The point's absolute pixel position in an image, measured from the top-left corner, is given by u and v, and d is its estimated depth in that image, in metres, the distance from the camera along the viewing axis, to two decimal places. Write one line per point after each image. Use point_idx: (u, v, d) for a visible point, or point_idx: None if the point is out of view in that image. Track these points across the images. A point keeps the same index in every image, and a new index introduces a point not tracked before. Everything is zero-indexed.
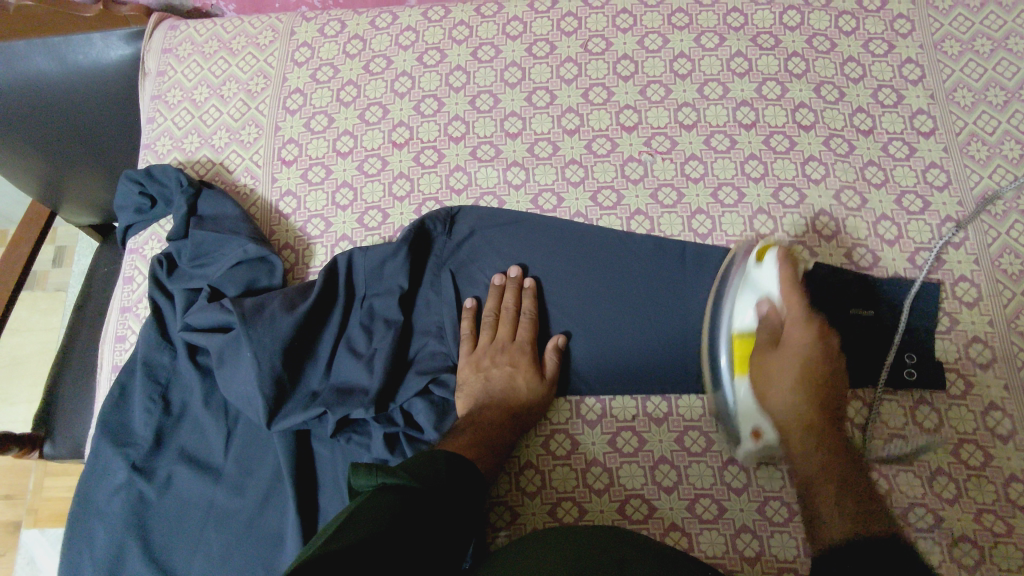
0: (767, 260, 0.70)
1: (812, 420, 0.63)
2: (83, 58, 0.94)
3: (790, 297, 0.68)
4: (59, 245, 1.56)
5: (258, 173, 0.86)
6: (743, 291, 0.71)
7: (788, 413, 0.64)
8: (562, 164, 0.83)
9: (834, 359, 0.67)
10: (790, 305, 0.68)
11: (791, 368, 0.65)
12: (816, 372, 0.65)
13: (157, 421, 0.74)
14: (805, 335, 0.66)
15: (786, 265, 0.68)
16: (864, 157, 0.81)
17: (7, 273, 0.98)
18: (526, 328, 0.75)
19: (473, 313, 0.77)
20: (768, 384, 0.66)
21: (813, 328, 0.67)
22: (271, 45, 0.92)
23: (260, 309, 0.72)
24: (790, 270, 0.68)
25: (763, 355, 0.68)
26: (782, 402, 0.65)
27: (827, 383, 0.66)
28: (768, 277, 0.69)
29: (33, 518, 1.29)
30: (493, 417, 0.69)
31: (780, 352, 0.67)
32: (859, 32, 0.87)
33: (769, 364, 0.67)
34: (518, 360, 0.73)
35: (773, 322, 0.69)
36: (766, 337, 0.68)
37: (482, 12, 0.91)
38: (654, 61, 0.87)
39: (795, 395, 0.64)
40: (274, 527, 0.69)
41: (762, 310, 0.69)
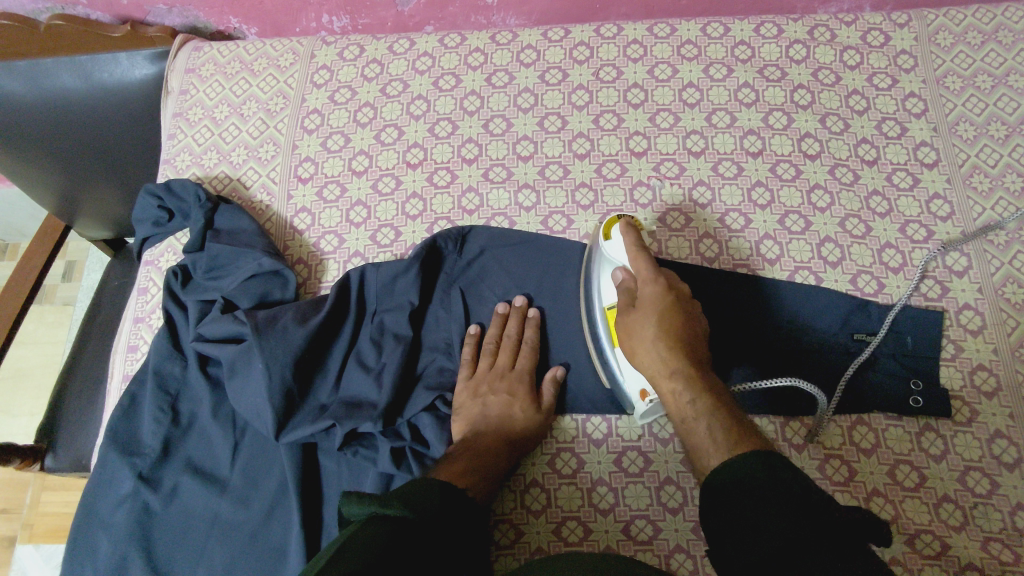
0: (614, 235, 0.72)
1: (678, 367, 0.64)
2: (107, 76, 0.96)
3: (636, 258, 0.70)
4: (69, 260, 1.57)
5: (274, 190, 0.88)
6: (604, 269, 0.73)
7: (657, 363, 0.65)
8: (572, 188, 0.85)
9: (690, 307, 0.68)
10: (638, 266, 0.69)
11: (650, 322, 0.67)
12: (672, 321, 0.66)
13: (165, 431, 0.75)
14: (658, 295, 0.68)
15: (630, 233, 0.71)
16: (868, 186, 0.83)
17: (21, 284, 1.01)
18: (526, 357, 0.76)
19: (475, 340, 0.78)
20: (633, 343, 0.67)
21: (660, 282, 0.68)
22: (291, 67, 0.95)
23: (272, 323, 0.73)
24: (634, 238, 0.70)
25: (625, 316, 0.69)
26: (649, 358, 0.66)
27: (687, 329, 0.66)
28: (619, 249, 0.72)
29: (28, 533, 1.31)
30: (489, 443, 0.70)
31: (638, 310, 0.68)
32: (863, 66, 0.89)
33: (632, 324, 0.68)
34: (516, 389, 0.74)
35: (629, 286, 0.70)
36: (624, 301, 0.69)
37: (498, 40, 0.94)
38: (663, 90, 0.89)
39: (659, 343, 0.65)
40: (278, 541, 0.69)
41: (618, 278, 0.70)
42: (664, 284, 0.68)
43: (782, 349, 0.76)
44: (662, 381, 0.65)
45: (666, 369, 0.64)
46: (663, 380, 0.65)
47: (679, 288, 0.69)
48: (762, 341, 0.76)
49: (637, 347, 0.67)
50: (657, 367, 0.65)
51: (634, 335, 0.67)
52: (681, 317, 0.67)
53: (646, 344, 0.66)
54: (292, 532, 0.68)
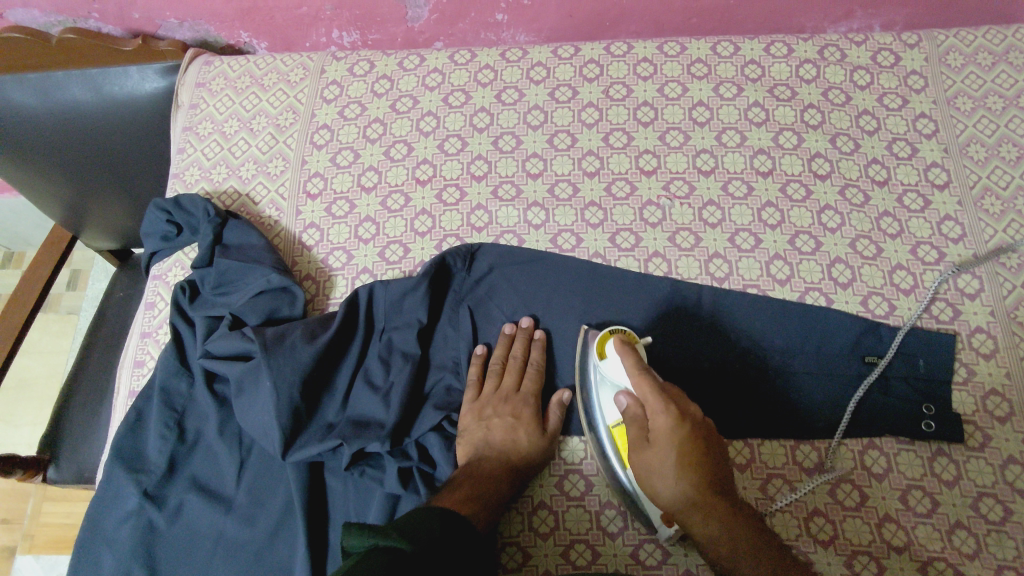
0: (609, 353, 0.68)
1: (708, 508, 0.60)
2: (118, 89, 0.97)
3: (640, 382, 0.65)
4: (75, 268, 1.58)
5: (283, 206, 0.88)
6: (605, 389, 0.70)
7: (684, 506, 0.61)
8: (582, 206, 0.85)
9: (705, 431, 0.64)
10: (644, 393, 0.64)
11: (669, 457, 0.63)
12: (692, 457, 0.62)
13: (171, 448, 0.74)
14: (669, 427, 0.63)
15: (625, 353, 0.66)
16: (879, 207, 0.82)
17: (27, 295, 1.01)
18: (531, 379, 0.75)
19: (481, 361, 0.77)
20: (654, 483, 0.64)
21: (672, 412, 0.63)
22: (301, 82, 0.95)
23: (280, 340, 0.73)
24: (632, 359, 0.66)
25: (638, 452, 0.65)
26: (672, 498, 0.62)
27: (708, 461, 0.62)
28: (618, 370, 0.68)
29: (29, 543, 1.31)
30: (494, 469, 0.68)
31: (652, 443, 0.64)
32: (874, 87, 0.89)
33: (648, 461, 0.64)
34: (520, 413, 0.73)
35: (637, 415, 0.66)
36: (636, 433, 0.65)
37: (508, 57, 0.94)
38: (673, 109, 0.89)
39: (682, 484, 0.62)
40: (284, 561, 0.69)
41: (623, 403, 0.67)
42: (674, 413, 0.63)
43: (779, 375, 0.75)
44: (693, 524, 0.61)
45: (697, 512, 0.61)
46: (694, 523, 0.61)
47: (691, 412, 0.64)
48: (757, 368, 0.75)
49: (657, 484, 0.63)
50: (684, 508, 0.61)
51: (653, 474, 0.64)
52: (699, 447, 0.62)
53: (668, 481, 0.62)
54: (297, 552, 0.68)
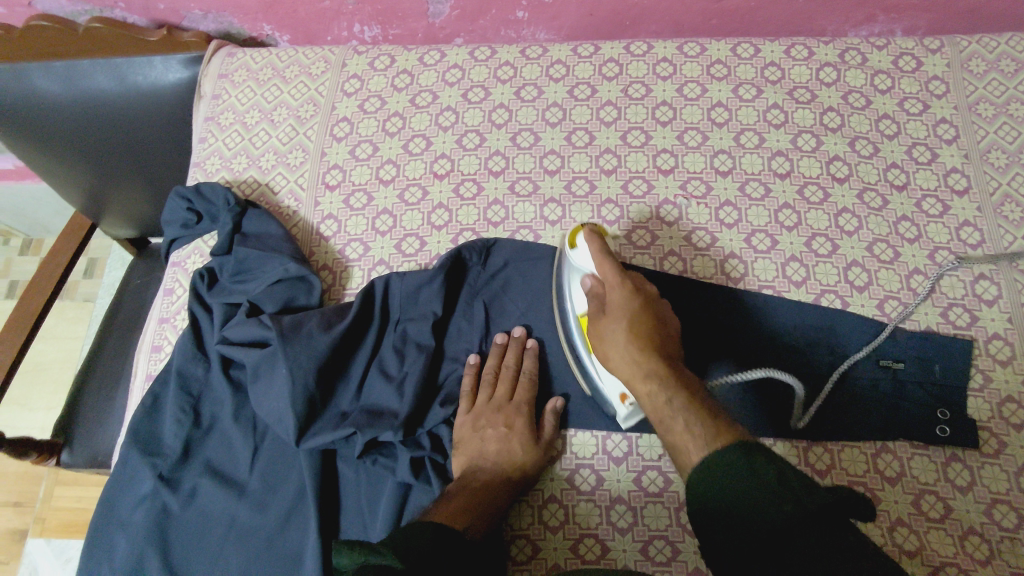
0: (580, 243, 0.72)
1: (650, 365, 0.64)
2: (141, 78, 0.98)
3: (603, 263, 0.70)
4: (91, 257, 1.59)
5: (302, 197, 0.89)
6: (572, 277, 0.74)
7: (631, 364, 0.65)
8: (598, 204, 0.85)
9: (657, 307, 0.69)
10: (606, 273, 0.69)
11: (621, 324, 0.67)
12: (641, 324, 0.66)
13: (187, 433, 0.75)
14: (625, 298, 0.68)
15: (592, 240, 0.71)
16: (897, 212, 0.82)
17: (46, 279, 1.02)
18: (525, 388, 0.75)
19: (475, 371, 0.76)
20: (607, 348, 0.67)
21: (628, 287, 0.68)
22: (322, 75, 0.96)
23: (297, 328, 0.73)
24: (598, 244, 0.71)
25: (595, 323, 0.69)
26: (620, 361, 0.66)
27: (658, 331, 0.67)
28: (585, 257, 0.72)
29: (39, 527, 1.33)
30: (488, 480, 0.68)
31: (607, 314, 0.68)
32: (894, 91, 0.89)
33: (603, 330, 0.68)
34: (514, 423, 0.72)
35: (597, 292, 0.70)
36: (594, 307, 0.69)
37: (528, 54, 0.94)
38: (692, 109, 0.89)
39: (631, 346, 0.65)
40: (294, 549, 0.69)
41: (586, 285, 0.71)
42: (631, 289, 0.68)
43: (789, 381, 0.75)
44: (637, 381, 0.64)
45: (641, 369, 0.64)
46: (638, 381, 0.64)
47: (646, 292, 0.69)
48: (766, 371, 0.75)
49: (610, 350, 0.67)
50: (630, 368, 0.65)
51: (606, 341, 0.68)
52: (650, 318, 0.67)
53: (619, 346, 0.66)
54: (308, 539, 0.68)
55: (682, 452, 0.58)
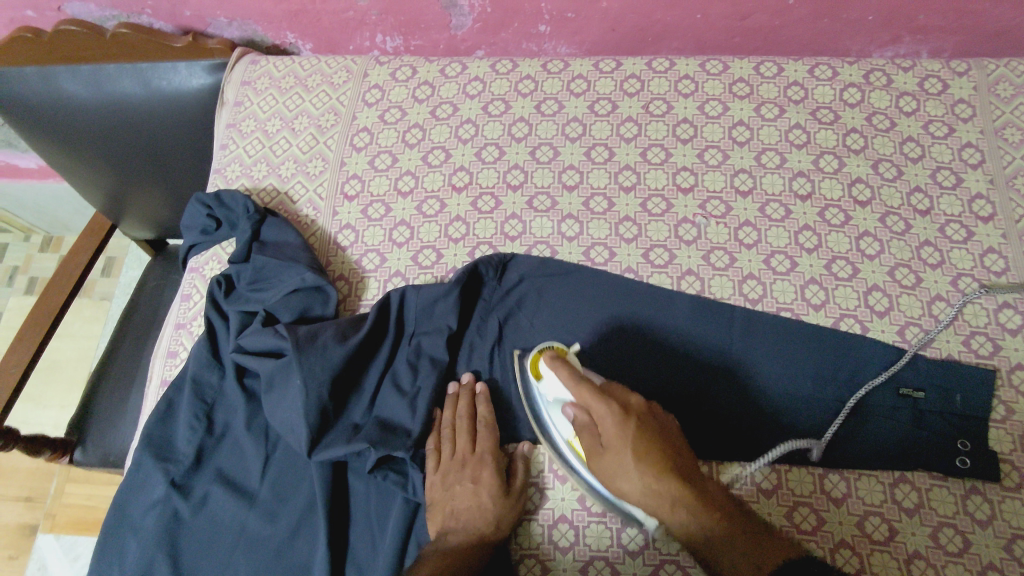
0: (545, 372, 0.68)
1: (670, 494, 0.60)
2: (165, 83, 0.99)
3: (582, 391, 0.64)
4: (110, 256, 1.61)
5: (320, 206, 0.89)
6: (552, 405, 0.69)
7: (650, 498, 0.61)
8: (616, 220, 0.85)
9: (651, 420, 0.64)
10: (588, 401, 0.64)
11: (625, 454, 0.61)
12: (645, 449, 0.61)
13: (199, 439, 0.75)
14: (618, 431, 0.62)
15: (558, 367, 0.66)
16: (920, 236, 0.81)
17: (64, 278, 1.03)
18: (485, 438, 0.71)
19: (436, 426, 0.74)
20: (619, 482, 0.63)
21: (617, 411, 0.63)
22: (343, 85, 0.96)
23: (312, 339, 0.73)
24: (567, 369, 0.66)
25: (598, 459, 0.64)
26: (636, 489, 0.62)
27: (665, 446, 0.62)
28: (558, 387, 0.67)
29: (50, 523, 1.34)
30: (463, 540, 0.65)
31: (608, 447, 0.63)
32: (920, 114, 0.88)
33: (608, 463, 0.63)
34: (480, 475, 0.69)
35: (587, 421, 0.65)
36: (590, 441, 0.65)
37: (549, 68, 0.94)
38: (713, 127, 0.89)
39: (644, 479, 0.61)
40: (303, 559, 0.69)
41: (572, 414, 0.66)
42: (619, 415, 0.63)
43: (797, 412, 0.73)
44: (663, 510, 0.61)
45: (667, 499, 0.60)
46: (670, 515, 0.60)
47: (632, 406, 0.65)
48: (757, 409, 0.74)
49: (621, 482, 0.62)
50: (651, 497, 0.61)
51: (615, 476, 0.63)
52: (651, 439, 0.62)
53: (631, 476, 0.61)
54: (317, 552, 0.68)
55: None
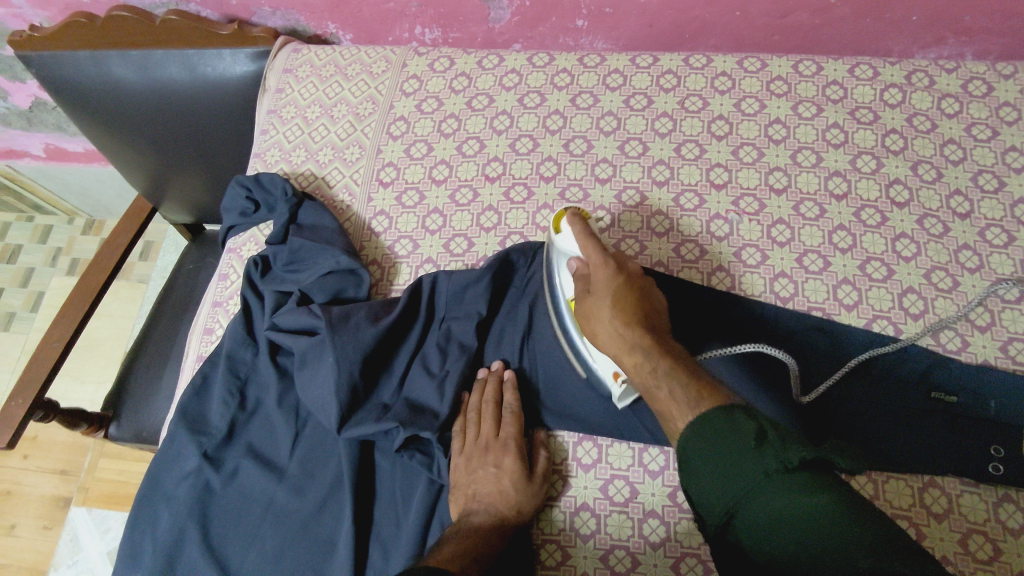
0: (563, 228, 0.72)
1: (633, 338, 0.63)
2: (210, 70, 1.02)
3: (587, 244, 0.70)
4: (149, 240, 1.65)
5: (356, 192, 0.91)
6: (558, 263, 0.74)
7: (618, 343, 0.64)
8: (648, 215, 0.85)
9: (642, 287, 0.69)
10: (589, 252, 0.69)
11: (605, 302, 0.66)
12: (625, 300, 0.66)
13: (232, 414, 0.77)
14: (609, 276, 0.68)
15: (576, 222, 0.71)
16: (958, 239, 0.80)
17: (107, 257, 1.07)
18: (510, 423, 0.71)
19: (463, 408, 0.74)
20: (593, 325, 0.67)
21: (611, 266, 0.68)
22: (382, 74, 0.98)
23: (346, 318, 0.75)
24: (582, 226, 0.71)
25: (582, 303, 0.68)
26: (606, 336, 0.66)
27: (642, 304, 0.67)
28: (570, 241, 0.72)
29: (83, 496, 1.39)
30: (485, 521, 0.65)
31: (593, 295, 0.68)
32: (962, 116, 0.86)
33: (588, 309, 0.67)
34: (503, 460, 0.69)
35: (583, 274, 0.70)
36: (580, 289, 0.69)
37: (586, 62, 0.95)
38: (749, 124, 0.88)
39: (615, 321, 0.65)
40: (328, 535, 0.71)
41: (573, 268, 0.71)
42: (614, 267, 0.68)
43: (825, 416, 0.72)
44: (624, 355, 0.64)
45: (628, 342, 0.63)
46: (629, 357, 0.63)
47: (629, 270, 0.70)
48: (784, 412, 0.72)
49: (597, 328, 0.67)
50: (616, 342, 0.65)
51: (592, 321, 0.67)
52: (635, 296, 0.67)
53: (604, 322, 0.66)
54: (343, 528, 0.70)
55: (665, 412, 0.57)
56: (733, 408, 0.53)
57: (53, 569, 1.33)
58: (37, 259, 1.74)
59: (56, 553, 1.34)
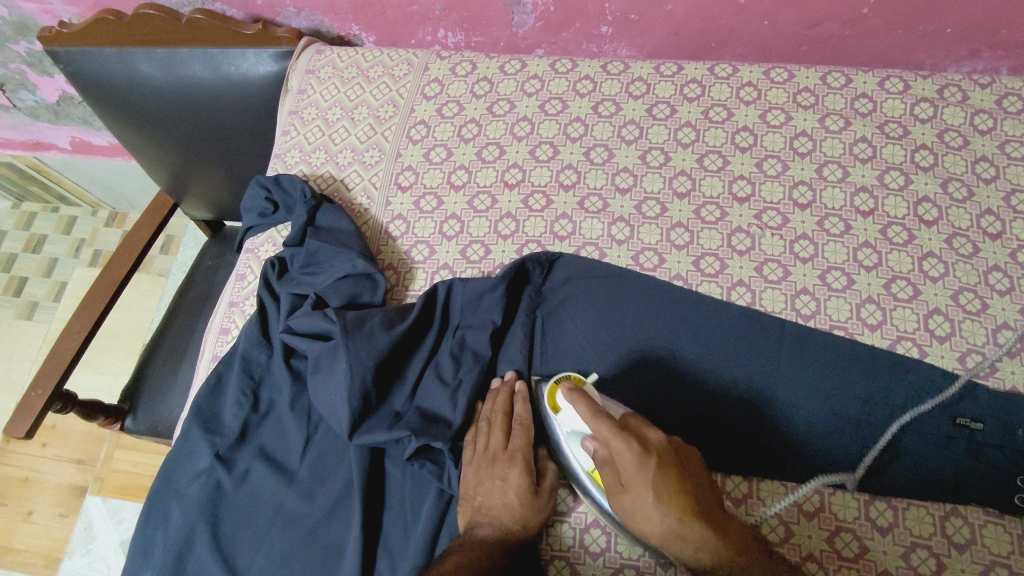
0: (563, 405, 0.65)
1: (694, 536, 0.56)
2: (234, 69, 1.02)
3: (600, 423, 0.60)
4: (169, 234, 1.67)
5: (374, 195, 0.91)
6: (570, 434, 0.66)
7: (674, 540, 0.57)
8: (668, 226, 0.83)
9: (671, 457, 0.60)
10: (603, 433, 0.60)
11: (646, 500, 0.57)
12: (667, 490, 0.57)
13: (245, 415, 0.77)
14: (639, 466, 0.57)
15: (577, 400, 0.62)
16: (988, 261, 0.77)
17: (128, 251, 1.08)
18: (519, 435, 0.70)
19: (473, 420, 0.74)
20: (637, 523, 0.58)
21: (634, 446, 0.58)
22: (404, 77, 0.98)
23: (360, 324, 0.74)
24: (586, 403, 0.61)
25: (616, 498, 0.59)
26: (657, 530, 0.57)
27: (683, 484, 0.58)
28: (575, 419, 0.65)
29: (98, 486, 1.41)
30: (490, 535, 0.64)
31: (628, 489, 0.58)
32: (996, 133, 0.84)
33: (627, 504, 0.58)
34: (510, 472, 0.68)
35: (605, 457, 0.61)
36: (608, 475, 0.60)
37: (609, 69, 0.94)
38: (774, 136, 0.87)
39: (669, 522, 0.56)
40: (337, 541, 0.70)
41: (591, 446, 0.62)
42: (639, 450, 0.58)
43: (830, 440, 0.70)
44: (686, 551, 0.58)
45: (692, 544, 0.57)
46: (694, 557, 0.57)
47: (649, 442, 0.60)
48: (781, 441, 0.71)
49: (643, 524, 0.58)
50: (675, 539, 0.57)
51: (639, 517, 0.58)
52: (673, 476, 0.58)
53: (655, 520, 0.57)
54: (351, 535, 0.69)
55: None
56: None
57: (67, 557, 1.34)
58: (62, 249, 1.77)
59: (70, 541, 1.36)
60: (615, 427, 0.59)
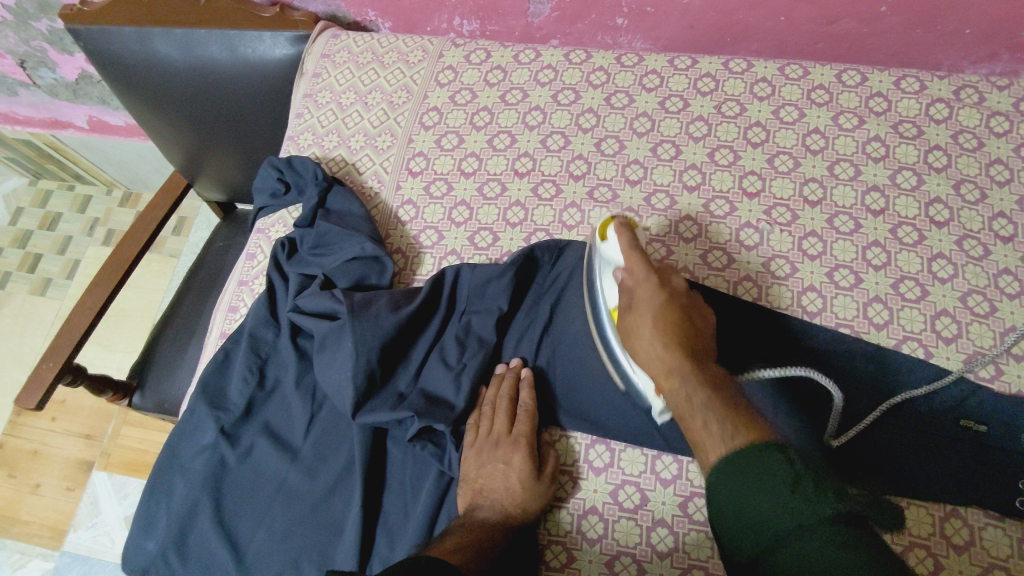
0: (610, 236, 0.71)
1: (670, 360, 0.62)
2: (250, 52, 1.03)
3: (630, 258, 0.69)
4: (182, 215, 1.69)
5: (385, 179, 0.91)
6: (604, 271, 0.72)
7: (655, 360, 0.64)
8: (677, 218, 0.83)
9: (687, 303, 0.68)
10: (632, 264, 0.68)
11: (645, 323, 0.66)
12: (666, 318, 0.65)
13: (250, 392, 0.78)
14: (651, 294, 0.67)
15: (624, 232, 0.70)
16: (999, 263, 0.77)
17: (141, 230, 1.09)
18: (523, 421, 0.71)
19: (478, 403, 0.75)
20: (633, 343, 0.67)
21: (653, 281, 0.67)
22: (419, 63, 0.98)
23: (367, 305, 0.75)
24: (628, 237, 0.69)
25: (625, 319, 0.68)
26: (643, 350, 0.65)
27: (685, 322, 0.65)
28: (615, 249, 0.70)
29: (104, 461, 1.43)
30: (490, 517, 0.65)
31: (634, 311, 0.67)
32: (1011, 135, 0.83)
33: (626, 325, 0.67)
34: (512, 457, 0.68)
35: (626, 286, 0.69)
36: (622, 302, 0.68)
37: (623, 61, 0.94)
38: (786, 133, 0.86)
39: (655, 341, 0.64)
40: (336, 518, 0.71)
41: (618, 278, 0.70)
42: (656, 284, 0.67)
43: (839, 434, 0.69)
44: (661, 377, 0.63)
45: (664, 364, 0.63)
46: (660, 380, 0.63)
47: (671, 284, 0.69)
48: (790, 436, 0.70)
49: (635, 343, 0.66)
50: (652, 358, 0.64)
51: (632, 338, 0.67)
52: (676, 310, 0.66)
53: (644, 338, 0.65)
54: (351, 512, 0.70)
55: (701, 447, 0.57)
56: (759, 449, 0.51)
57: (73, 530, 1.37)
58: (76, 228, 1.79)
59: (76, 514, 1.38)
60: (645, 263, 0.68)
